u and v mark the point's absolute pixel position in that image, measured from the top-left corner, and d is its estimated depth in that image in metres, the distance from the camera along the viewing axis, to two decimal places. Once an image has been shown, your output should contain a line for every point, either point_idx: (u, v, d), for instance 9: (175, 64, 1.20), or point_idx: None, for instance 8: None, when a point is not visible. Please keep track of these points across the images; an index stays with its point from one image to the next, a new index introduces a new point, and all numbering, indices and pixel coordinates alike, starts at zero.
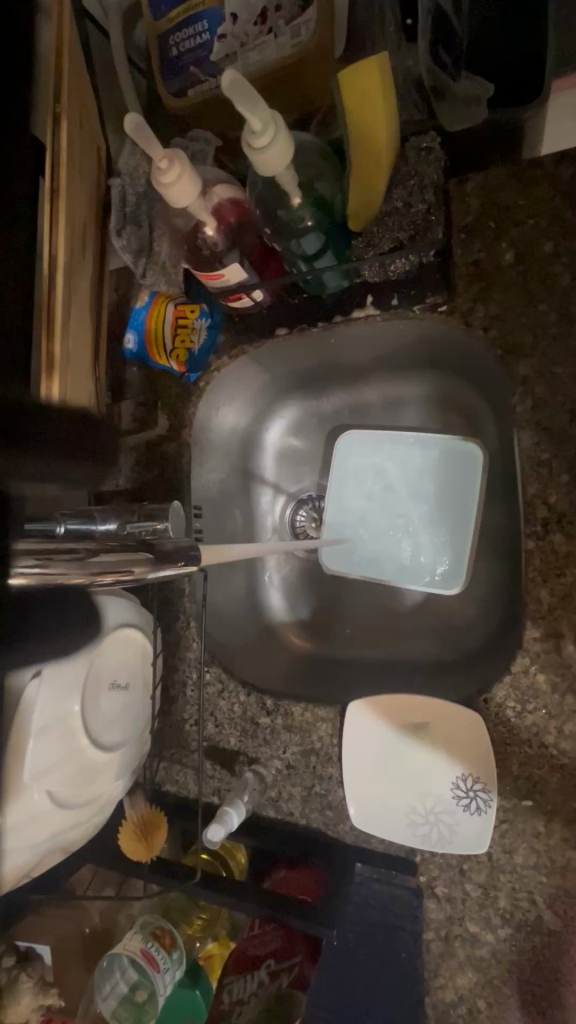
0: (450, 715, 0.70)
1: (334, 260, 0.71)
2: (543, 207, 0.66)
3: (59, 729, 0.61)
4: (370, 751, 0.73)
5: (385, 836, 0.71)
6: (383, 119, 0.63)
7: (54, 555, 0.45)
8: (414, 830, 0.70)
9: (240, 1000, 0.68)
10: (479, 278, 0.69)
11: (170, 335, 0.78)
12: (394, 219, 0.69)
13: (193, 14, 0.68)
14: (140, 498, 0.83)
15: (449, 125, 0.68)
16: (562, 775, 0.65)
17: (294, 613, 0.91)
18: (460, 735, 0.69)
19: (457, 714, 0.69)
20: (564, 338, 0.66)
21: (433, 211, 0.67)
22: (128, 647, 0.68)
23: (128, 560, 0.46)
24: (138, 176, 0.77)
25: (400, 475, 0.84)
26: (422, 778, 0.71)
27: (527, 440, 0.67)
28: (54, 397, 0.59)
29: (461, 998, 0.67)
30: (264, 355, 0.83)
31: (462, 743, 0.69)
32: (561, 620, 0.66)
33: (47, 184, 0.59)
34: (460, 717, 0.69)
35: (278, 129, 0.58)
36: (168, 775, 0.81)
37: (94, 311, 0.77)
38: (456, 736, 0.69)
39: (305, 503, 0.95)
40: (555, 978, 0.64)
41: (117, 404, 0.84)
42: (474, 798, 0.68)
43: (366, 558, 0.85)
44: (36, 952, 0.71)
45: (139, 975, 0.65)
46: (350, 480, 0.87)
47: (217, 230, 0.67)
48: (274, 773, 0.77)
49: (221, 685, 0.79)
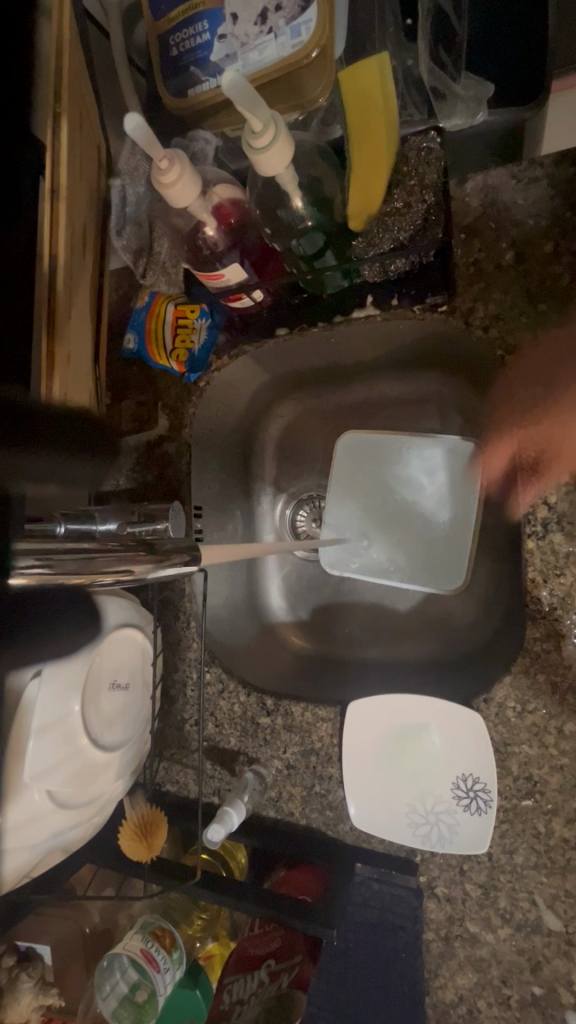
0: (455, 718, 0.69)
1: (335, 260, 0.71)
2: (543, 207, 0.67)
3: (60, 729, 0.61)
4: (369, 750, 0.72)
5: (386, 837, 0.70)
6: (382, 119, 0.63)
7: (55, 554, 0.43)
8: (414, 830, 0.69)
9: (240, 1000, 0.67)
10: (479, 278, 0.70)
11: (170, 336, 0.79)
12: (395, 220, 0.68)
13: (193, 15, 0.68)
14: (139, 498, 0.84)
15: (446, 117, 0.66)
16: (562, 775, 0.66)
17: (294, 614, 0.91)
18: (462, 738, 0.68)
19: (461, 717, 0.68)
20: (566, 338, 0.67)
21: (433, 211, 0.67)
22: (129, 647, 0.68)
23: (128, 559, 0.46)
24: (138, 175, 0.76)
25: (402, 474, 0.84)
26: (419, 777, 0.70)
27: (527, 440, 0.68)
28: (55, 396, 0.58)
29: (461, 998, 0.67)
30: (266, 355, 0.83)
31: (464, 746, 0.68)
32: (562, 620, 0.66)
33: (48, 183, 0.58)
34: (463, 722, 0.68)
35: (279, 128, 0.58)
36: (168, 775, 0.81)
37: (94, 311, 0.76)
38: (457, 739, 0.68)
39: (305, 503, 0.95)
40: (555, 978, 0.65)
41: (117, 404, 0.85)
42: (474, 799, 0.67)
43: (364, 557, 0.86)
44: (36, 953, 0.70)
45: (139, 975, 0.65)
46: (351, 480, 0.87)
47: (217, 229, 0.67)
48: (274, 774, 0.77)
49: (221, 685, 0.79)
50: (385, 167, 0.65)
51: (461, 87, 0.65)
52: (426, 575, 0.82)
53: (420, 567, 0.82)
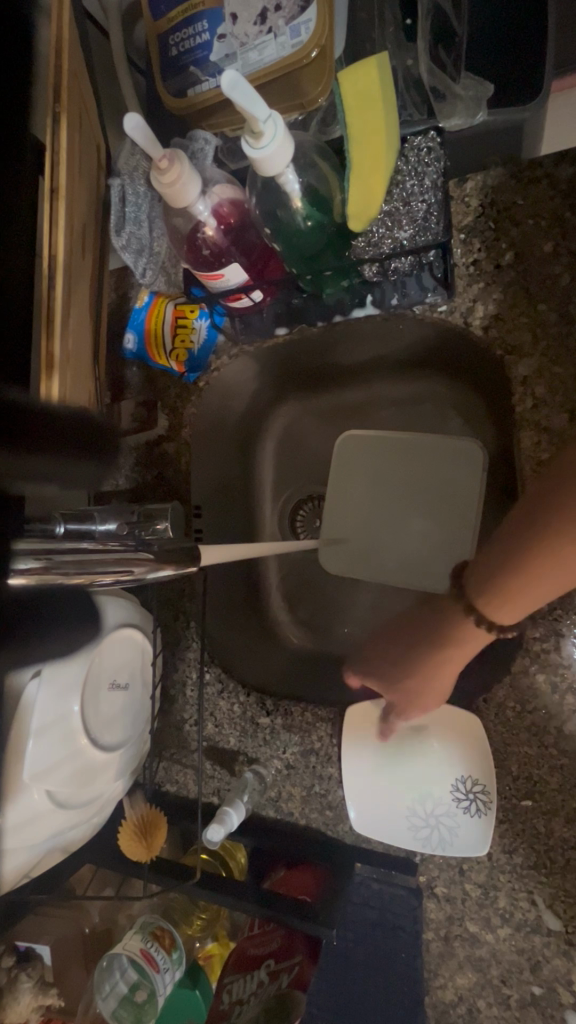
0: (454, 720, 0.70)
1: (335, 261, 0.72)
2: (542, 207, 0.67)
3: (60, 728, 0.61)
4: (368, 754, 0.73)
5: (386, 838, 0.70)
6: (384, 119, 0.63)
7: (55, 553, 0.43)
8: (415, 832, 0.70)
9: (239, 1000, 0.66)
10: (480, 277, 0.70)
11: (170, 335, 0.79)
12: (395, 219, 0.70)
13: (193, 15, 0.68)
14: (140, 497, 0.85)
15: (445, 117, 0.65)
16: (561, 775, 0.66)
17: (293, 614, 0.91)
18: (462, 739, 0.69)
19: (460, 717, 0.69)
20: (564, 337, 0.67)
21: (434, 211, 0.70)
22: (129, 647, 0.68)
23: (128, 559, 0.46)
24: (137, 175, 0.75)
25: (400, 474, 0.83)
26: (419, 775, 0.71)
27: (527, 440, 0.68)
28: (54, 397, 0.57)
29: (461, 998, 0.68)
30: (266, 360, 0.84)
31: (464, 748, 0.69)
32: (561, 620, 0.66)
33: (46, 184, 0.58)
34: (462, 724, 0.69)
35: (278, 129, 0.58)
36: (167, 775, 0.81)
37: (94, 312, 0.77)
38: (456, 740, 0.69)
39: (306, 503, 0.94)
40: (554, 978, 0.65)
41: (116, 404, 0.85)
42: (474, 799, 0.68)
43: (362, 556, 0.86)
44: (36, 953, 0.71)
45: (139, 975, 0.65)
46: (349, 479, 0.86)
47: (217, 229, 0.67)
48: (274, 774, 0.77)
49: (221, 685, 0.79)
50: (386, 168, 0.65)
51: (461, 87, 0.64)
52: (425, 572, 0.82)
53: (419, 564, 0.82)
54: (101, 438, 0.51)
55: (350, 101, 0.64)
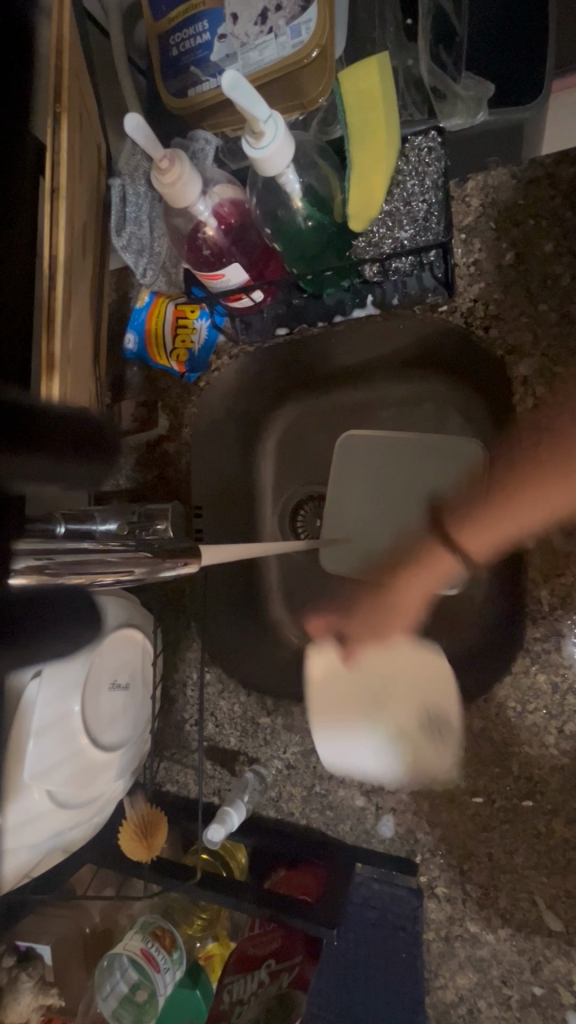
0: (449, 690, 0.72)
1: (335, 260, 0.72)
2: (543, 207, 0.68)
3: (60, 729, 0.61)
4: (333, 685, 0.77)
5: (350, 766, 0.74)
6: (385, 120, 0.63)
7: (56, 553, 0.43)
8: (386, 763, 0.73)
9: (240, 1001, 0.66)
10: (480, 278, 0.71)
11: (170, 335, 0.80)
12: (395, 219, 0.69)
13: (193, 15, 0.68)
14: (139, 497, 0.86)
15: (445, 117, 0.66)
16: (562, 775, 0.66)
17: (295, 623, 0.85)
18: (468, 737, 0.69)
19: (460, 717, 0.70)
20: (565, 338, 0.67)
21: (434, 211, 0.68)
22: (129, 647, 0.68)
23: (128, 559, 0.46)
24: (138, 175, 0.76)
25: (402, 477, 0.80)
26: (389, 714, 0.75)
27: (527, 441, 0.69)
28: (55, 397, 0.58)
29: (461, 998, 0.68)
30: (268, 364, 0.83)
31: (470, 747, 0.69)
32: (562, 620, 0.66)
33: (47, 183, 0.58)
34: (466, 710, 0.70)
35: (279, 128, 0.58)
36: (168, 775, 0.81)
37: (95, 313, 0.77)
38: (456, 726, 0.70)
39: (306, 503, 0.89)
40: (555, 978, 0.65)
41: (117, 404, 0.87)
42: (437, 726, 0.72)
43: (364, 564, 0.82)
44: (37, 952, 0.70)
45: (139, 976, 0.65)
46: (350, 483, 0.82)
47: (217, 229, 0.67)
48: (274, 774, 0.77)
49: (221, 685, 0.80)
50: (387, 168, 0.64)
51: (461, 87, 0.65)
52: (431, 578, 0.79)
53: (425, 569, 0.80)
54: (105, 442, 0.51)
55: (350, 100, 0.64)
